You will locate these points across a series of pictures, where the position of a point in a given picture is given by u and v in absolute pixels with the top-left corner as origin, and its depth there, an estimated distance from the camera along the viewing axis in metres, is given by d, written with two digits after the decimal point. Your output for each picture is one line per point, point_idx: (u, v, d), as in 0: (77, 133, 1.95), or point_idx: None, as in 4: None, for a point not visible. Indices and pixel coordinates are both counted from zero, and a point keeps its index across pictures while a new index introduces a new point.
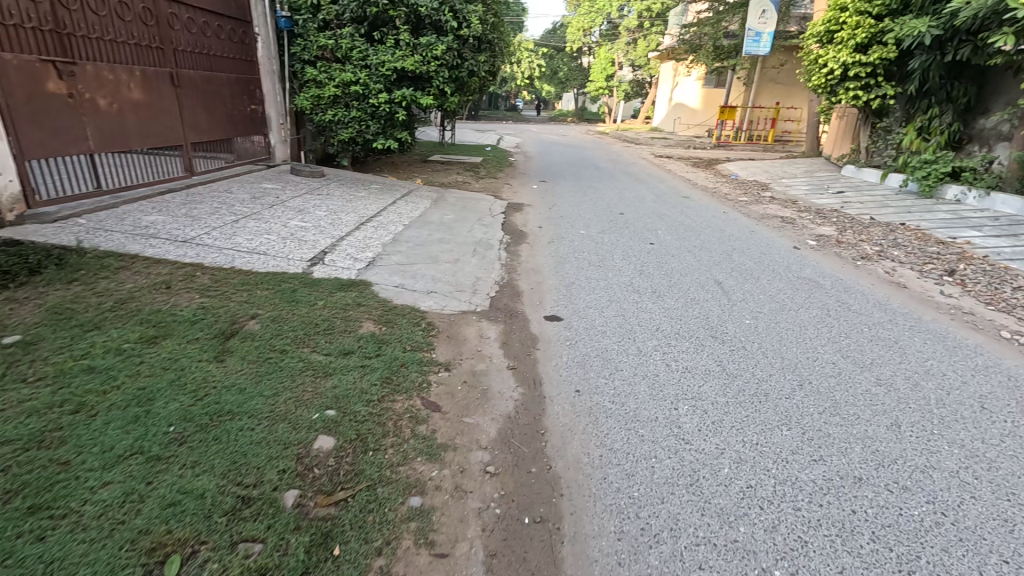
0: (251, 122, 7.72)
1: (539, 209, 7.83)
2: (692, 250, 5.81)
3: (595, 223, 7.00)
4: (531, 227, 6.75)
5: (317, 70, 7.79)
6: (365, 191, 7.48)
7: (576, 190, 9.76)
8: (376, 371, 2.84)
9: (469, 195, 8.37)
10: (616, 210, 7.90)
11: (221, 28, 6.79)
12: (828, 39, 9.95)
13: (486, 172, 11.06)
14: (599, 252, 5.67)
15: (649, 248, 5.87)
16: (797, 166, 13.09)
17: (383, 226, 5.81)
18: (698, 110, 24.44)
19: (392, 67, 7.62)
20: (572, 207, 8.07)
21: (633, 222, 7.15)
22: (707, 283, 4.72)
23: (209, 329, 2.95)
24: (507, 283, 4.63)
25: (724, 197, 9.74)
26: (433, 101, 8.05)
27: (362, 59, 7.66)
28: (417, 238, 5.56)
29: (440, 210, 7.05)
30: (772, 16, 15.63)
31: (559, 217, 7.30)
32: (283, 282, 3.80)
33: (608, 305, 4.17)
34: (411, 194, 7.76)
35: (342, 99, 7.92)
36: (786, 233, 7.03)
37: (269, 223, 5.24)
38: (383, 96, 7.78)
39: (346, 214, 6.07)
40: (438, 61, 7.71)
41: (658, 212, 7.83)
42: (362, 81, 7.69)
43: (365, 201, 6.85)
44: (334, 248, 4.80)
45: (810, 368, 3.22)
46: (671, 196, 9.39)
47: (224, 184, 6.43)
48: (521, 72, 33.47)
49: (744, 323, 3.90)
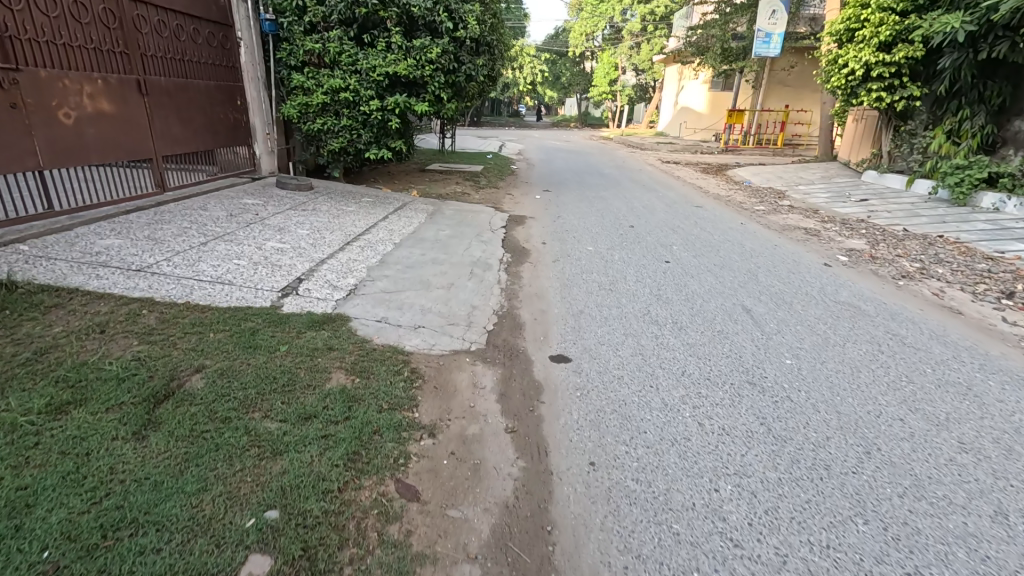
0: (234, 132, 7.22)
1: (543, 222, 7.29)
2: (712, 270, 5.24)
3: (604, 238, 6.45)
4: (534, 243, 6.20)
5: (304, 75, 7.32)
6: (355, 205, 6.96)
7: (582, 200, 9.22)
8: (341, 444, 2.28)
9: (468, 208, 7.84)
10: (626, 222, 7.34)
11: (196, 31, 6.28)
12: (848, 38, 9.39)
13: (486, 182, 10.54)
14: (610, 273, 5.11)
15: (665, 267, 5.30)
16: (812, 172, 12.51)
17: (370, 246, 5.27)
18: (704, 114, 23.91)
19: (383, 72, 7.13)
20: (579, 219, 7.52)
21: (645, 236, 6.60)
22: (734, 311, 4.16)
23: (138, 390, 2.41)
24: (507, 313, 4.08)
25: (738, 206, 9.17)
26: (429, 108, 7.55)
27: (352, 64, 7.19)
28: (408, 260, 5.01)
29: (435, 226, 6.51)
30: (782, 17, 15.12)
31: (564, 231, 6.76)
32: (244, 321, 3.25)
33: (623, 341, 3.61)
34: (405, 208, 7.24)
35: (331, 106, 7.43)
36: (812, 246, 6.47)
37: (243, 245, 4.71)
38: (374, 103, 7.30)
39: (331, 232, 5.54)
40: (433, 66, 7.20)
41: (671, 225, 7.26)
42: (352, 88, 7.22)
43: (354, 217, 6.32)
44: (311, 274, 4.25)
45: (875, 427, 2.65)
46: (683, 206, 8.81)
47: (199, 200, 5.92)
48: (523, 77, 33.05)
49: (784, 363, 3.33)
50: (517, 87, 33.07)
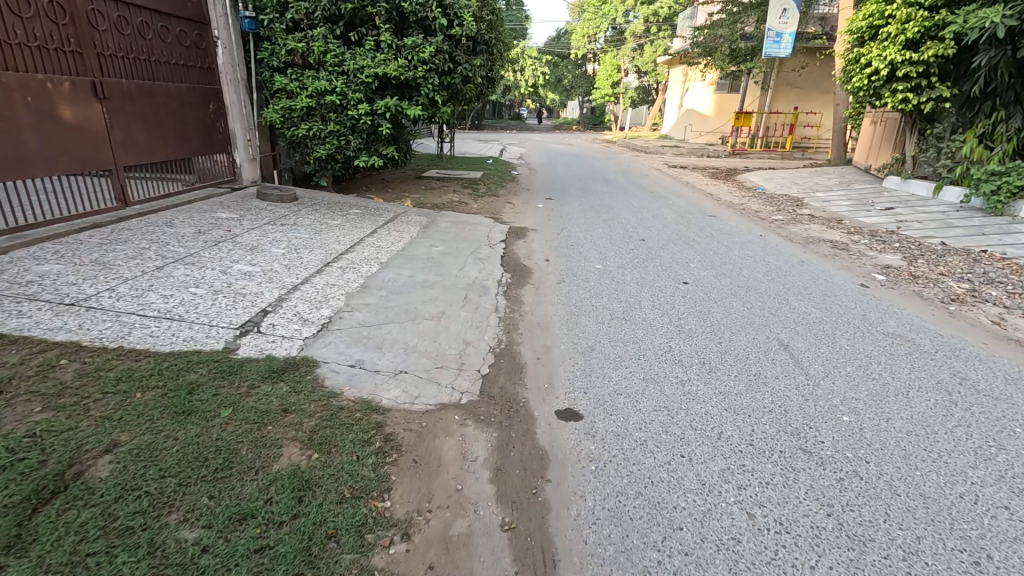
0: (211, 139, 6.68)
1: (546, 236, 6.72)
2: (737, 293, 4.66)
3: (613, 254, 5.88)
4: (536, 261, 5.62)
5: (287, 77, 6.79)
6: (342, 218, 6.41)
7: (587, 209, 8.65)
8: (280, 564, 1.71)
9: (465, 219, 7.29)
10: (636, 235, 6.77)
11: (163, 29, 5.72)
12: (871, 35, 8.83)
13: (486, 190, 9.97)
14: (622, 297, 4.54)
15: (684, 290, 4.73)
16: (828, 177, 11.91)
17: (353, 267, 4.70)
18: (710, 116, 23.33)
19: (372, 74, 6.60)
20: (584, 231, 6.96)
21: (658, 251, 6.03)
22: (770, 347, 3.58)
23: (19, 485, 1.84)
24: (506, 351, 3.50)
25: (754, 215, 8.59)
26: (422, 111, 7.00)
27: (338, 65, 6.66)
28: (394, 284, 4.44)
29: (429, 241, 5.95)
30: (793, 16, 14.60)
31: (568, 246, 6.18)
32: (185, 372, 2.68)
33: (644, 390, 3.03)
34: (397, 221, 6.68)
35: (317, 110, 6.91)
36: (842, 263, 5.89)
37: (206, 269, 4.15)
38: (363, 107, 6.77)
39: (311, 251, 4.98)
40: (426, 66, 6.66)
41: (685, 238, 6.69)
42: (339, 90, 6.69)
43: (339, 232, 5.76)
44: (279, 306, 3.68)
45: (975, 521, 2.06)
46: (696, 216, 8.22)
47: (167, 215, 5.36)
48: (525, 80, 32.47)
49: (842, 420, 2.74)
50: (518, 89, 32.50)
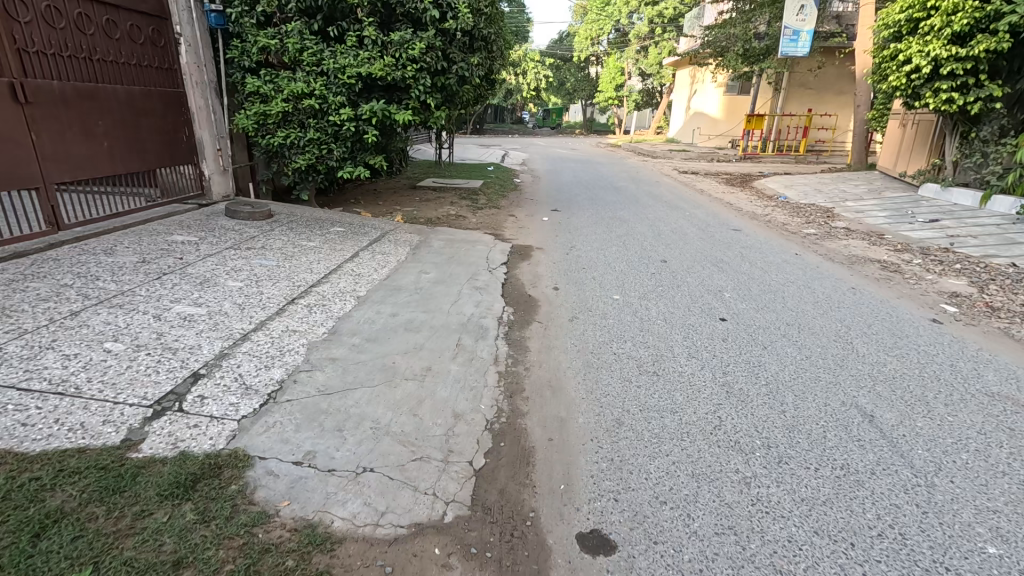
0: (175, 150, 5.91)
1: (553, 256, 5.92)
2: (787, 334, 3.85)
3: (632, 280, 5.07)
4: (542, 290, 4.81)
5: (260, 79, 6.05)
6: (321, 238, 5.61)
7: (597, 222, 7.86)
8: None
9: (463, 237, 6.50)
10: (655, 255, 5.96)
11: (109, 22, 4.91)
12: (909, 29, 8.01)
13: (486, 201, 9.17)
14: (649, 341, 3.73)
15: (722, 330, 3.92)
16: (854, 184, 11.07)
17: (323, 306, 3.89)
18: (719, 120, 22.47)
19: (355, 74, 5.83)
20: (596, 251, 6.16)
21: (683, 276, 5.23)
22: (849, 420, 2.77)
23: None
24: (508, 430, 2.70)
25: (782, 228, 7.77)
26: (413, 116, 6.22)
27: (317, 64, 5.90)
28: (371, 328, 3.63)
29: (419, 266, 5.14)
30: (811, 13, 13.81)
31: (579, 271, 5.37)
32: (42, 496, 1.87)
33: (697, 496, 2.22)
34: (383, 240, 5.88)
35: (294, 116, 6.19)
36: (898, 288, 5.07)
37: (135, 313, 3.35)
38: (345, 111, 6.02)
39: (275, 284, 4.18)
40: (417, 65, 5.87)
41: (711, 259, 5.88)
42: (318, 92, 5.93)
43: (313, 258, 4.96)
44: (216, 367, 2.87)
45: None
46: (719, 230, 7.40)
47: (110, 240, 4.58)
48: (527, 83, 31.57)
49: (989, 555, 1.92)
50: (520, 93, 31.63)
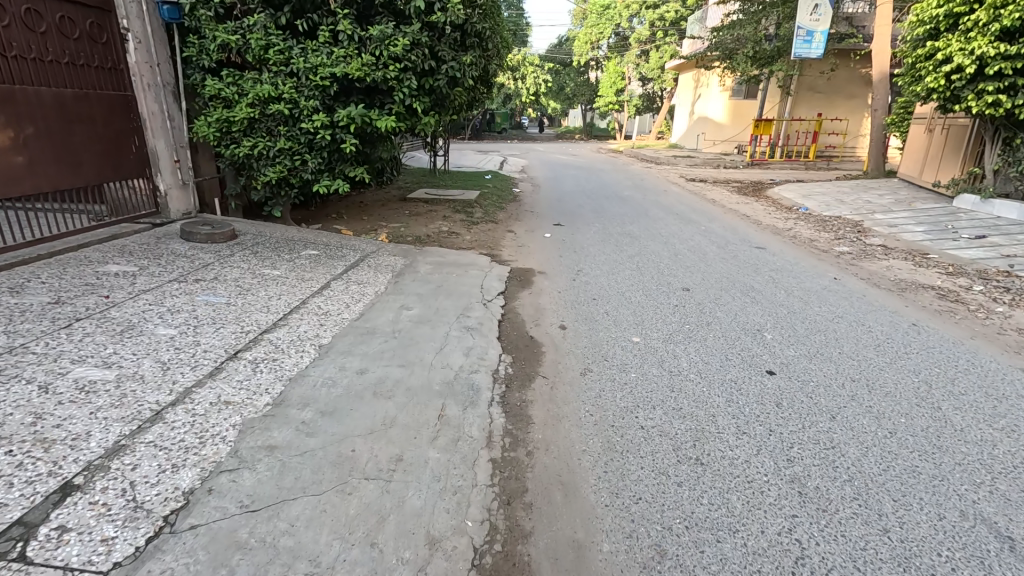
0: (123, 161, 5.17)
1: (558, 284, 5.14)
2: (856, 396, 3.06)
3: (651, 315, 4.30)
4: (547, 331, 4.03)
5: (222, 81, 5.31)
6: (288, 265, 4.84)
7: (605, 238, 7.11)
8: None
9: (455, 259, 5.73)
10: (674, 281, 5.20)
11: (31, 13, 4.22)
12: (948, 24, 7.27)
13: (482, 215, 8.40)
14: (684, 408, 2.95)
15: (773, 390, 3.14)
16: (877, 194, 10.32)
17: (274, 362, 3.10)
18: (725, 125, 21.74)
19: (329, 75, 5.07)
20: (606, 276, 5.39)
21: (711, 309, 4.45)
22: (982, 548, 1.98)
23: None
24: (505, 569, 1.90)
25: (811, 245, 7.01)
26: (397, 122, 5.47)
27: (285, 63, 5.14)
28: (331, 396, 2.85)
29: (400, 299, 4.36)
30: (826, 12, 13.13)
31: (589, 303, 4.60)
32: None
33: None
34: (361, 267, 5.09)
35: (262, 123, 5.46)
36: (967, 323, 4.30)
37: (16, 381, 2.57)
38: (319, 118, 5.26)
39: (217, 331, 3.39)
40: (400, 64, 5.12)
41: (740, 286, 5.11)
42: (288, 96, 5.18)
43: (274, 292, 4.17)
44: (101, 470, 2.08)
45: None
46: (742, 249, 6.64)
47: (25, 274, 3.80)
48: (526, 87, 30.61)
49: None
50: (519, 98, 30.69)
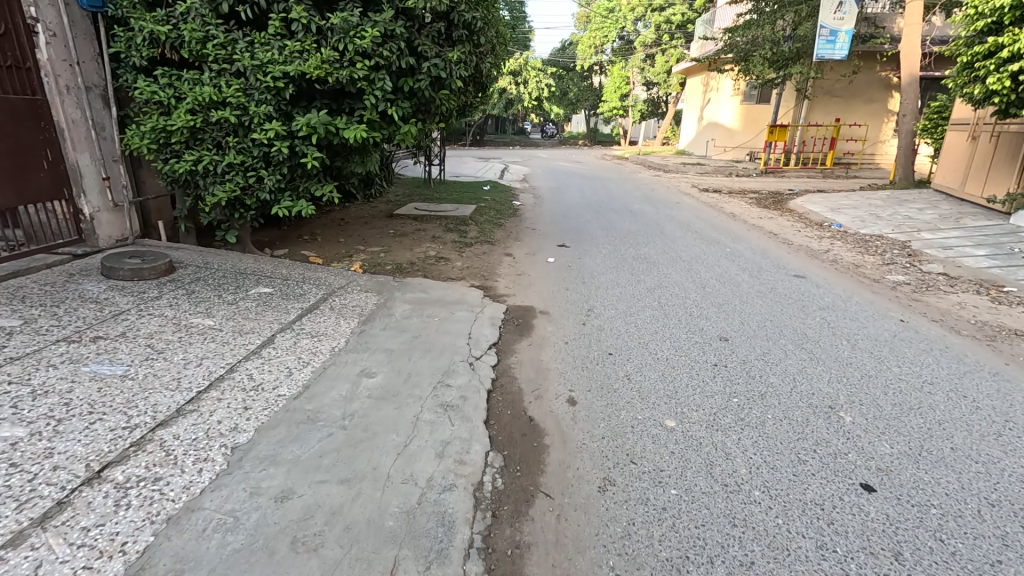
0: (37, 181, 4.23)
1: (564, 331, 4.17)
2: (1008, 538, 2.08)
3: (687, 383, 3.33)
4: (551, 409, 3.06)
5: (157, 83, 4.39)
6: (227, 310, 3.88)
7: (618, 264, 6.15)
8: None
9: (440, 296, 4.78)
10: (707, 327, 4.24)
11: None
12: (1015, 17, 6.30)
13: (476, 234, 7.44)
14: (759, 565, 1.97)
15: (881, 524, 2.16)
16: (916, 208, 9.34)
17: (153, 486, 2.13)
18: (736, 131, 20.77)
19: (282, 74, 4.15)
20: (623, 319, 4.43)
21: (761, 373, 3.47)
22: None
23: None
24: None
25: (858, 272, 6.03)
26: (369, 132, 4.54)
27: (229, 60, 4.21)
28: (222, 553, 1.87)
29: (361, 361, 3.39)
30: (851, 10, 12.17)
31: (605, 361, 3.64)
32: None
33: None
34: (320, 311, 4.13)
35: (207, 133, 4.53)
36: None
37: None
38: (273, 126, 4.34)
39: (89, 426, 2.42)
40: (369, 61, 4.20)
41: (790, 334, 4.13)
42: (235, 101, 4.27)
43: (195, 354, 3.21)
44: None
45: None
46: (778, 279, 5.67)
47: None
48: (528, 93, 29.32)
49: None
50: (521, 104, 29.55)
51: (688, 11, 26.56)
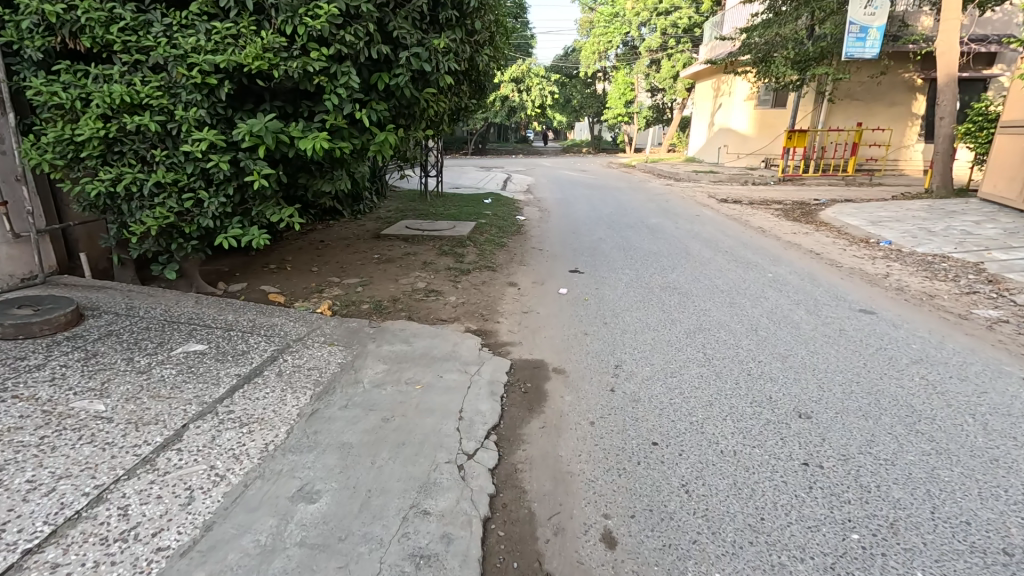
0: None
1: (587, 404, 3.14)
2: None
3: (773, 501, 2.30)
4: (579, 557, 2.03)
5: (57, 80, 3.41)
6: (132, 384, 2.86)
7: (645, 296, 5.13)
8: None
9: (426, 349, 3.75)
10: (777, 395, 3.20)
11: None
12: None
13: (475, 258, 6.43)
14: None
15: None
16: (971, 222, 8.30)
17: None
18: (749, 136, 19.78)
19: (213, 67, 3.16)
20: (663, 381, 3.40)
21: (874, 478, 2.44)
22: None
23: None
24: None
25: (934, 304, 5.00)
26: (333, 141, 3.55)
27: (144, 48, 3.22)
28: None
29: (301, 469, 2.36)
30: (883, 6, 11.21)
31: (649, 458, 2.61)
32: None
33: None
34: (263, 379, 3.11)
35: (125, 145, 3.54)
36: None
37: None
38: (206, 135, 3.35)
39: None
40: (328, 50, 3.21)
41: (890, 405, 3.10)
42: (155, 103, 3.29)
43: (52, 469, 2.18)
44: None
45: None
46: (841, 315, 4.66)
47: None
48: (530, 100, 28.36)
49: None
50: (523, 112, 28.58)
51: (695, 14, 25.74)
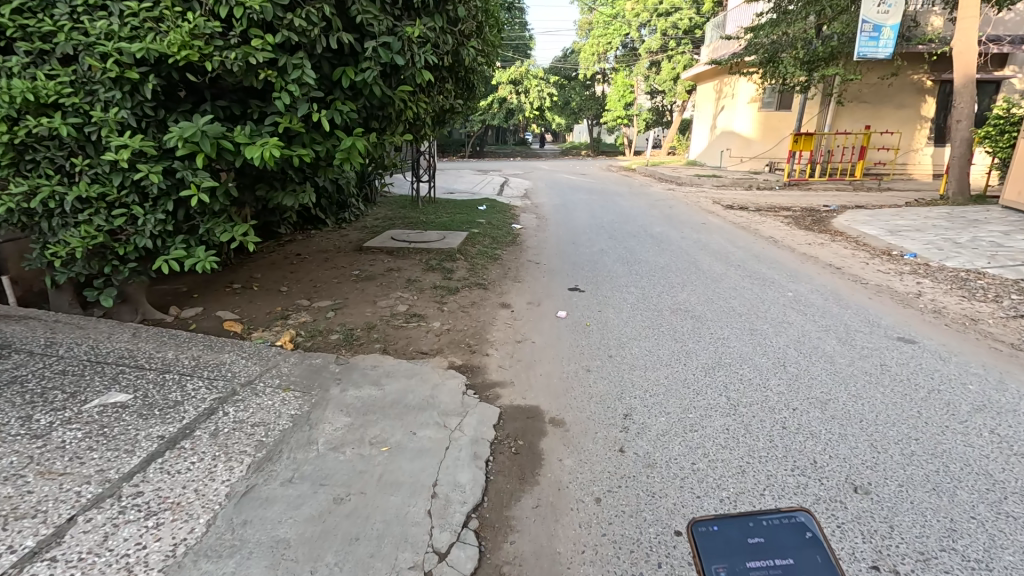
0: None
1: (591, 472, 2.56)
2: None
3: None
4: None
5: None
6: (18, 457, 2.27)
7: (654, 321, 4.56)
8: None
9: (400, 394, 3.16)
10: (822, 460, 2.62)
11: None
12: None
13: (465, 275, 5.84)
14: None
15: None
16: (999, 232, 7.76)
17: None
18: (753, 139, 19.28)
19: (133, 59, 2.59)
20: (682, 438, 2.82)
21: None
22: None
23: None
24: None
25: (980, 331, 4.44)
26: (287, 148, 2.98)
27: (50, 36, 2.65)
28: None
29: None
30: (898, 3, 10.69)
31: (672, 559, 2.03)
32: None
33: None
34: (191, 442, 2.52)
35: (37, 152, 2.96)
36: None
37: None
38: (131, 140, 2.78)
39: None
40: (275, 37, 2.65)
41: (962, 473, 2.53)
42: (67, 101, 2.72)
43: None
44: None
45: None
46: (878, 345, 4.10)
47: None
48: (528, 103, 27.73)
49: None
50: (521, 115, 27.94)
51: (696, 15, 25.22)
